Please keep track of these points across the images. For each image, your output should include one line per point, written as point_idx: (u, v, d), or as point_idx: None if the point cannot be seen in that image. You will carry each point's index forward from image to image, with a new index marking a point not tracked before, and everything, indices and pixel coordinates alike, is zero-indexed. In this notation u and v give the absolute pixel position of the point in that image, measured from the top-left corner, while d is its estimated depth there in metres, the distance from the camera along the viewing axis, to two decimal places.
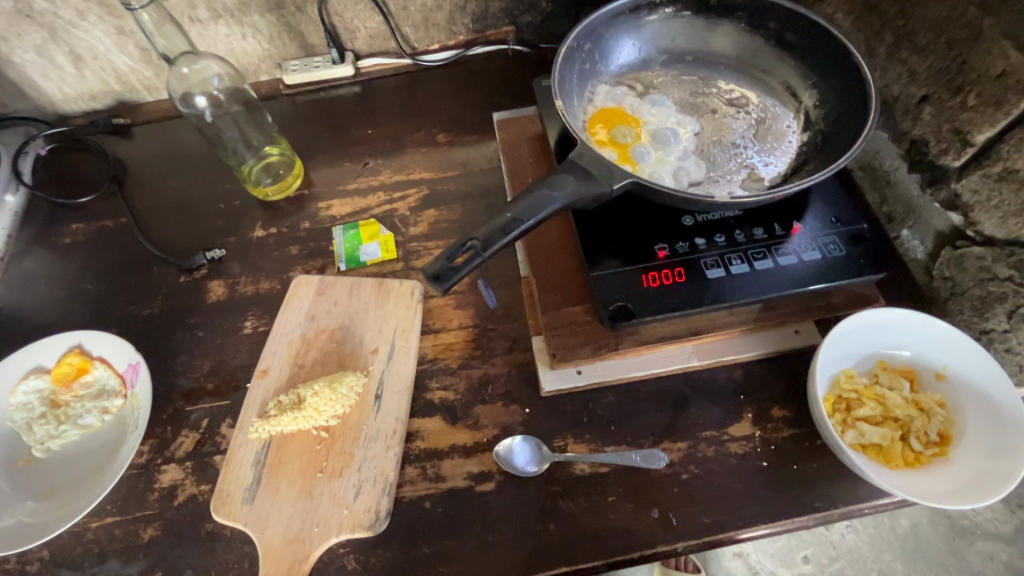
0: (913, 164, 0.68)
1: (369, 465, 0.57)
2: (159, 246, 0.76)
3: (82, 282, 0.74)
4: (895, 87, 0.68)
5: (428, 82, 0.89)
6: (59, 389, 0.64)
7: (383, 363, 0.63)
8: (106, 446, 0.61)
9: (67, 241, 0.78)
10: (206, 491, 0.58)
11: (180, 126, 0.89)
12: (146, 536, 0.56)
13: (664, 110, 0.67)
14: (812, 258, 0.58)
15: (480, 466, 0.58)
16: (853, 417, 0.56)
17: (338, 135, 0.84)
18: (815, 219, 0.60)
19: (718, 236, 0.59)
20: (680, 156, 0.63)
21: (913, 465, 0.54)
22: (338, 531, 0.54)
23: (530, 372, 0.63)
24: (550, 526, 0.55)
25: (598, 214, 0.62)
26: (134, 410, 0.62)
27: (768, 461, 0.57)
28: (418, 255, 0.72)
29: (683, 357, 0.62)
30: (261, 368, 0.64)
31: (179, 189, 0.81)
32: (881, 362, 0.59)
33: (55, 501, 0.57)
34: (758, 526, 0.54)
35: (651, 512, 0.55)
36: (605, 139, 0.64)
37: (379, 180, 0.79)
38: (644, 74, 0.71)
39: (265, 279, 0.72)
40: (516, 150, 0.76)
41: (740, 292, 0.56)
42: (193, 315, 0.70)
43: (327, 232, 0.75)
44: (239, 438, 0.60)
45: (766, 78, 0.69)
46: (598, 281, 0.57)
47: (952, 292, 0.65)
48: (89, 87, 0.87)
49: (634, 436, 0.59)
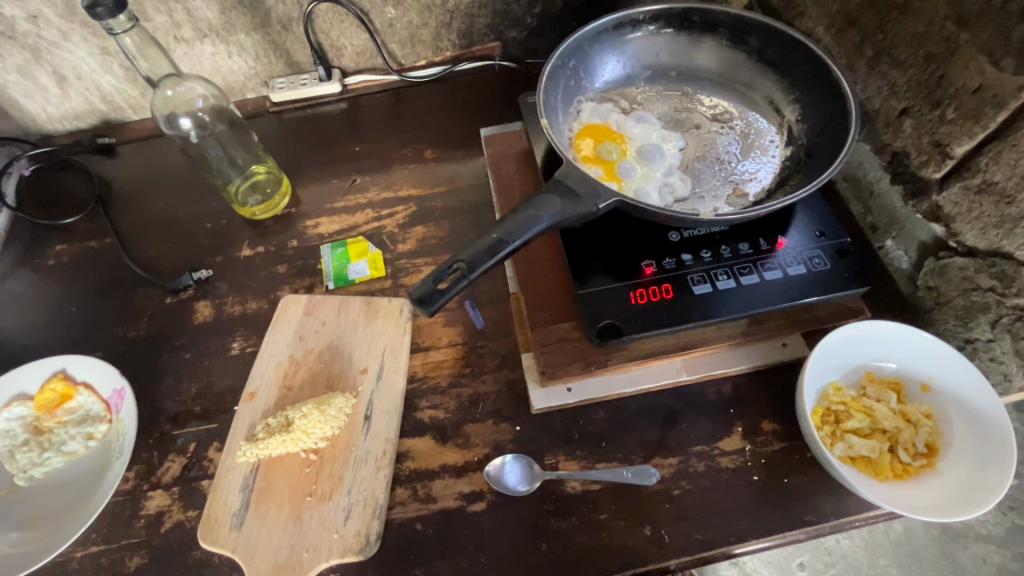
0: (895, 175, 0.69)
1: (359, 487, 0.57)
2: (145, 267, 0.75)
3: (67, 304, 0.73)
4: (876, 99, 0.69)
5: (415, 98, 0.89)
6: (43, 415, 0.63)
7: (372, 383, 0.63)
8: (91, 473, 0.60)
9: (51, 262, 0.77)
10: (193, 517, 0.57)
11: (166, 144, 0.88)
12: (132, 565, 0.55)
13: (649, 126, 0.67)
14: (798, 272, 0.58)
15: (471, 486, 0.58)
16: (842, 429, 0.57)
17: (325, 152, 0.84)
18: (800, 233, 0.61)
19: (704, 252, 0.60)
20: (666, 173, 0.63)
21: (902, 477, 0.54)
22: (327, 556, 0.54)
23: (520, 389, 0.63)
24: (542, 546, 0.54)
25: (586, 231, 0.62)
26: (119, 436, 0.61)
27: (759, 476, 0.57)
28: (407, 272, 0.72)
29: (672, 372, 0.62)
30: (249, 391, 0.63)
31: (165, 208, 0.81)
32: (868, 374, 0.59)
33: (39, 531, 0.56)
34: (750, 541, 0.54)
35: (642, 529, 0.55)
36: (591, 155, 0.65)
37: (367, 197, 0.79)
38: (629, 90, 0.71)
39: (252, 298, 0.71)
40: (504, 166, 0.76)
41: (727, 307, 0.56)
42: (179, 337, 0.69)
43: (315, 250, 0.74)
44: (226, 462, 0.59)
45: (749, 92, 0.69)
46: (586, 298, 0.58)
47: (936, 302, 0.65)
48: (73, 106, 0.86)
49: (625, 453, 0.59)
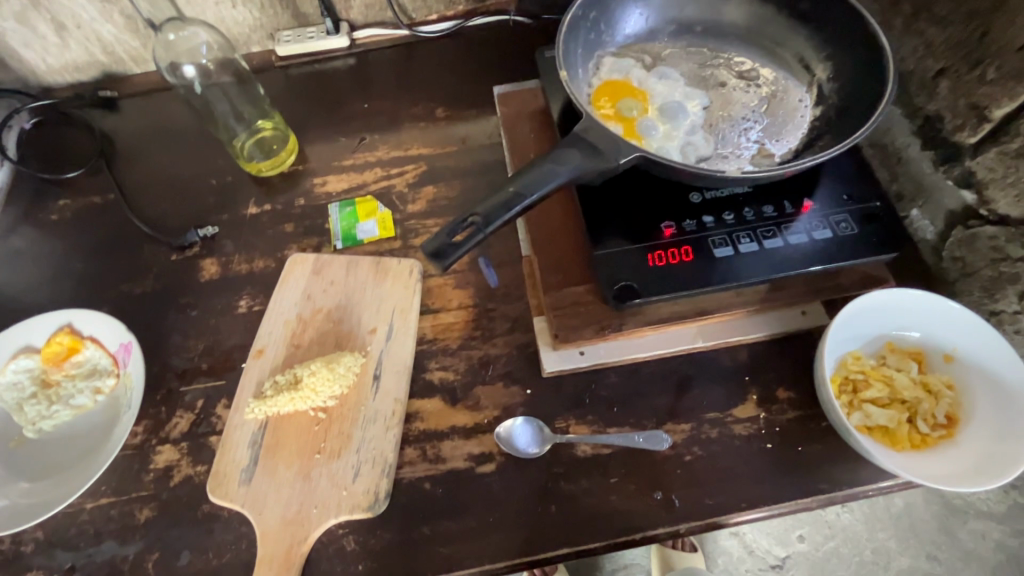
0: (926, 140, 0.65)
1: (368, 446, 0.57)
2: (149, 224, 0.74)
3: (71, 260, 0.72)
4: (911, 60, 0.65)
5: (426, 54, 0.86)
6: (50, 368, 0.62)
7: (381, 343, 0.62)
8: (100, 426, 0.60)
9: (54, 218, 0.76)
10: (202, 472, 0.57)
11: (168, 98, 0.86)
12: (142, 518, 0.56)
13: (672, 82, 0.64)
14: (823, 237, 0.56)
15: (480, 448, 0.57)
16: (860, 399, 0.55)
17: (333, 108, 0.82)
18: (826, 197, 0.59)
19: (726, 214, 0.58)
20: (688, 132, 0.61)
21: (920, 447, 0.53)
22: (336, 512, 0.53)
23: (531, 353, 0.62)
24: (551, 508, 0.54)
25: (604, 190, 0.60)
26: (127, 390, 0.61)
27: (772, 443, 0.56)
28: (417, 233, 0.70)
29: (688, 338, 0.61)
30: (257, 348, 0.62)
31: (169, 164, 0.79)
32: (889, 344, 0.58)
33: (49, 482, 0.56)
34: (762, 507, 0.53)
35: (652, 494, 0.54)
36: (610, 113, 0.62)
37: (376, 156, 0.76)
38: (652, 45, 0.68)
39: (259, 257, 0.70)
40: (517, 125, 0.73)
41: (748, 271, 0.55)
42: (185, 294, 0.68)
43: (323, 209, 0.73)
44: (235, 419, 0.59)
45: (778, 49, 0.66)
46: (602, 260, 0.56)
47: (961, 273, 0.63)
48: (73, 58, 0.84)
49: (637, 418, 0.58)
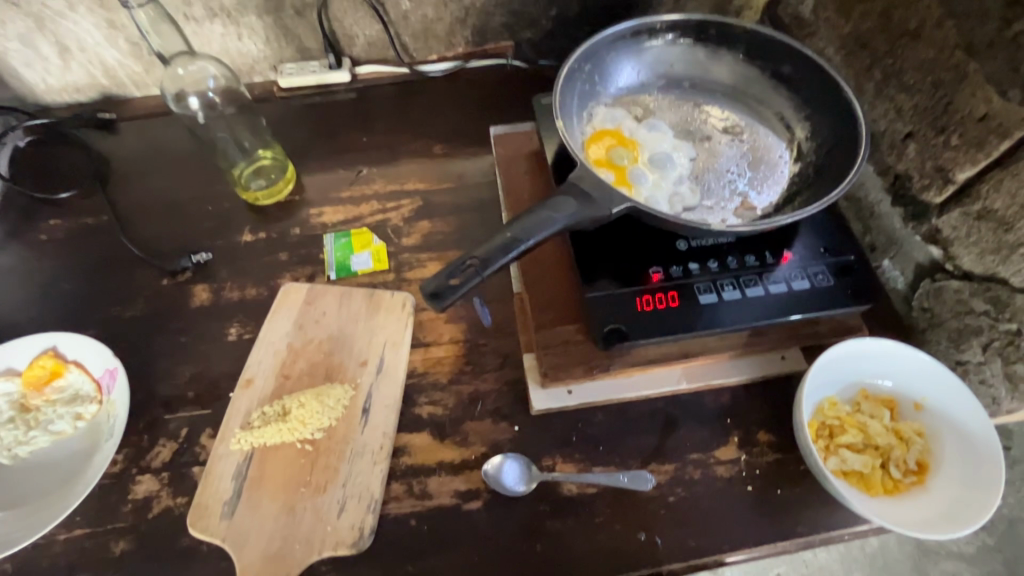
0: (896, 197, 0.70)
1: (355, 481, 0.56)
2: (142, 247, 0.74)
3: (59, 281, 0.72)
4: (882, 122, 0.70)
5: (426, 92, 0.89)
6: (30, 392, 0.61)
7: (371, 375, 0.62)
8: (78, 454, 0.58)
9: (44, 237, 0.76)
10: (183, 504, 0.56)
11: (167, 123, 0.87)
12: (118, 550, 0.54)
13: (661, 133, 0.68)
14: (802, 287, 0.59)
15: (468, 484, 0.57)
16: (836, 444, 0.57)
17: (332, 140, 0.83)
18: (804, 248, 0.62)
19: (711, 262, 0.60)
20: (676, 181, 0.64)
21: (891, 492, 0.55)
22: (320, 548, 0.53)
23: (520, 389, 0.63)
24: (537, 547, 0.54)
25: (596, 234, 0.63)
26: (109, 417, 0.60)
27: (753, 486, 0.58)
28: (411, 266, 0.71)
29: (673, 380, 0.62)
30: (245, 378, 0.62)
31: (165, 188, 0.79)
32: (863, 390, 0.60)
33: (22, 512, 0.55)
34: (742, 549, 0.55)
35: (637, 534, 0.55)
36: (603, 160, 0.65)
37: (373, 189, 0.78)
38: (643, 97, 0.72)
39: (252, 285, 0.70)
40: (513, 165, 0.76)
41: (732, 317, 0.57)
42: (175, 320, 0.68)
43: (318, 239, 0.74)
44: (220, 450, 0.58)
45: (761, 107, 0.70)
46: (593, 301, 0.58)
47: (929, 323, 0.67)
48: (74, 79, 0.85)
49: (622, 457, 0.59)
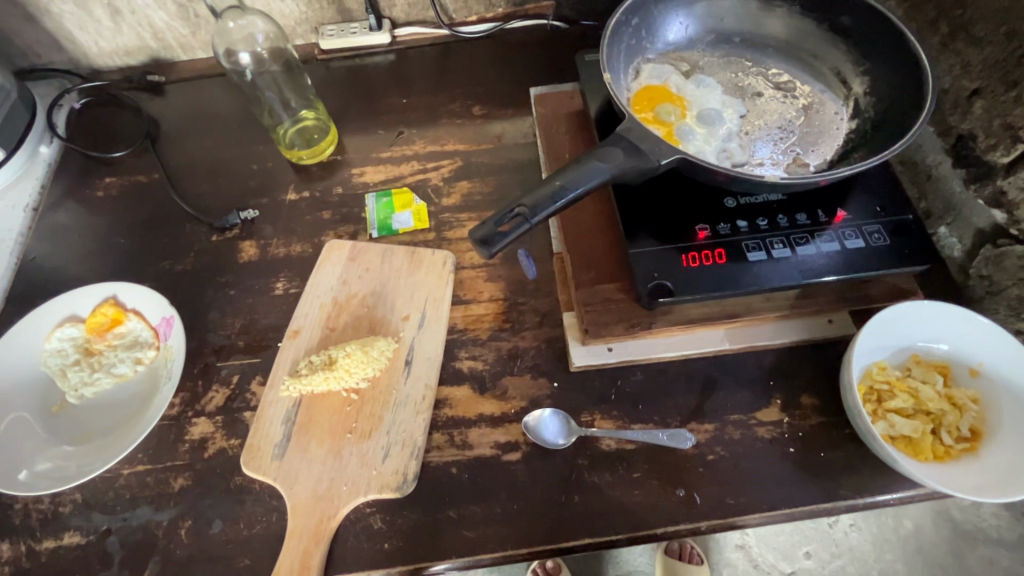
0: (958, 159, 0.66)
1: (398, 429, 0.58)
2: (191, 205, 0.76)
3: (115, 236, 0.75)
4: (947, 79, 0.66)
5: (465, 54, 0.88)
6: (93, 337, 0.65)
7: (413, 329, 0.64)
8: (139, 395, 0.62)
9: (100, 194, 0.79)
10: (236, 445, 0.59)
11: (212, 85, 0.88)
12: (177, 485, 0.57)
13: (711, 89, 0.66)
14: (855, 246, 0.57)
15: (507, 436, 0.58)
16: (884, 408, 0.56)
17: (372, 102, 0.84)
18: (858, 207, 0.60)
19: (760, 220, 0.59)
20: (724, 138, 0.62)
21: (942, 458, 0.54)
22: (366, 490, 0.55)
23: (560, 347, 0.63)
24: (575, 498, 0.55)
25: (640, 191, 0.62)
26: (166, 362, 0.63)
27: (795, 448, 0.57)
28: (450, 226, 0.72)
29: (715, 340, 0.62)
30: (293, 329, 0.64)
31: (212, 148, 0.81)
32: (915, 356, 0.59)
33: (89, 446, 0.59)
34: (782, 510, 0.54)
35: (675, 490, 0.55)
36: (649, 116, 0.63)
37: (413, 150, 0.78)
38: (690, 54, 0.70)
39: (297, 241, 0.72)
40: (554, 125, 0.75)
41: (779, 275, 0.56)
42: (224, 274, 0.70)
43: (360, 198, 0.75)
44: (269, 395, 0.60)
45: (816, 63, 0.67)
46: (635, 257, 0.57)
47: (988, 291, 0.64)
48: (124, 42, 0.86)
49: (662, 416, 0.59)
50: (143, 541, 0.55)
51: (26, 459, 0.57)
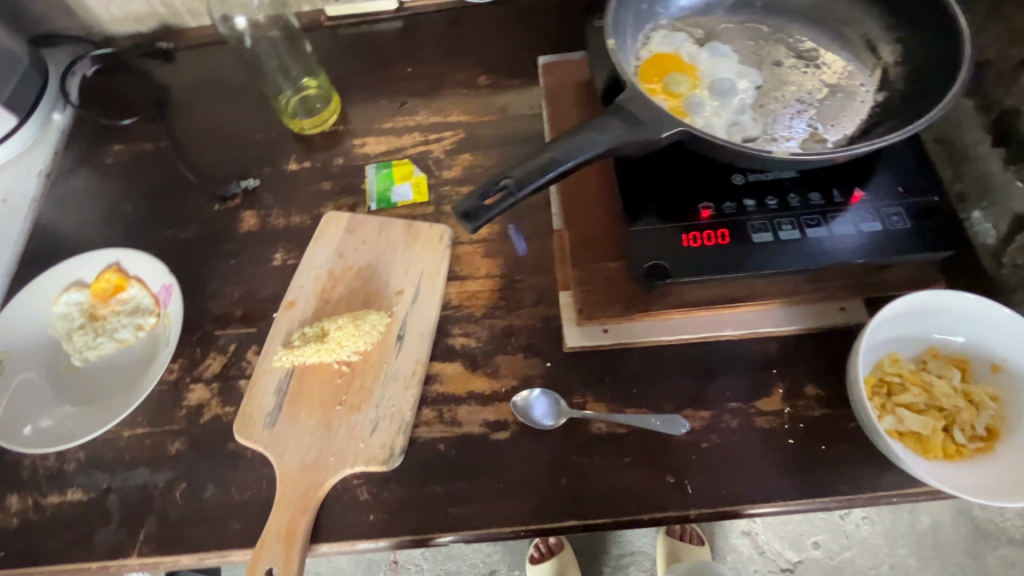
0: (999, 137, 0.61)
1: (387, 403, 0.58)
2: (196, 173, 0.76)
3: (122, 203, 0.76)
4: (992, 50, 0.62)
5: (474, 21, 0.85)
6: (98, 303, 0.66)
7: (407, 304, 0.63)
8: (140, 361, 0.64)
9: (109, 161, 0.79)
10: (231, 413, 0.60)
11: (220, 53, 0.87)
12: (173, 449, 0.59)
13: (726, 57, 0.62)
14: (872, 230, 0.53)
15: (497, 415, 0.58)
16: (894, 402, 0.53)
17: (377, 71, 0.82)
18: (878, 188, 0.55)
19: (769, 199, 0.55)
20: (736, 111, 0.58)
21: (952, 457, 0.51)
22: (353, 462, 0.55)
23: (555, 327, 0.61)
24: (562, 480, 0.54)
25: (644, 166, 0.59)
26: (166, 329, 0.64)
27: (795, 439, 0.55)
28: (450, 200, 0.70)
29: (716, 325, 0.59)
30: (288, 300, 0.64)
31: (217, 116, 0.81)
32: (932, 348, 0.55)
33: (92, 408, 0.61)
34: (777, 502, 0.52)
35: (665, 477, 0.54)
36: (657, 87, 0.60)
37: (415, 121, 0.76)
38: (707, 20, 0.65)
39: (297, 213, 0.71)
40: (560, 97, 0.73)
41: (785, 259, 0.53)
42: (225, 243, 0.70)
43: (360, 169, 0.73)
44: (263, 365, 0.61)
45: (844, 29, 0.63)
46: (634, 236, 0.55)
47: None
48: (133, 8, 0.86)
49: (656, 401, 0.57)
50: (141, 501, 0.57)
51: (32, 417, 0.60)
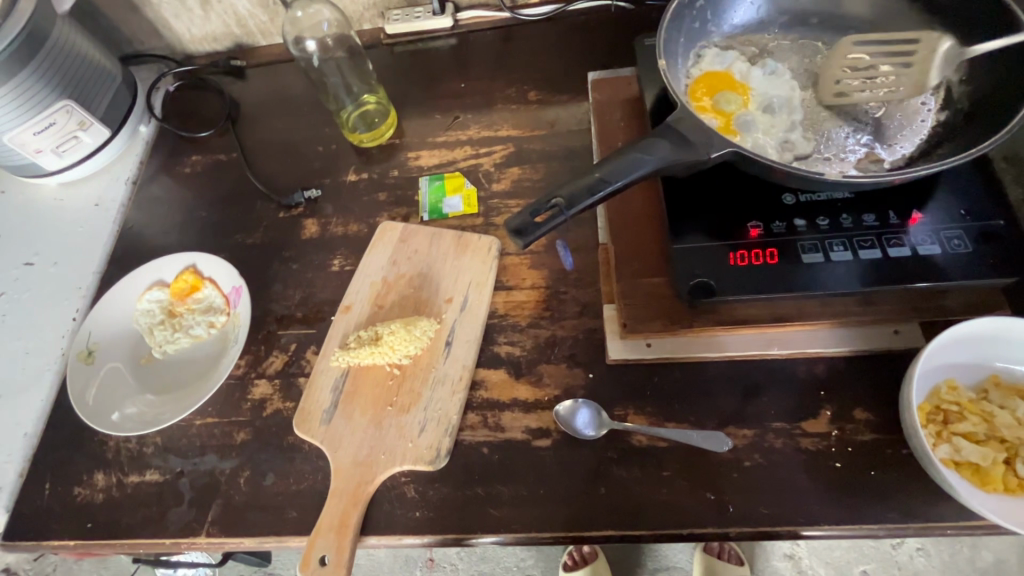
0: None
1: (434, 406, 0.61)
2: (264, 182, 0.82)
3: (198, 209, 0.82)
4: None
5: (526, 38, 0.87)
6: (176, 301, 0.72)
7: (456, 311, 0.66)
8: (212, 356, 0.69)
9: (187, 170, 0.86)
10: (290, 407, 0.64)
11: (287, 69, 0.94)
12: (239, 439, 0.64)
13: (780, 76, 0.62)
14: (929, 253, 0.52)
15: (539, 423, 0.59)
16: (951, 431, 0.52)
17: (431, 87, 0.85)
18: (938, 210, 0.54)
19: (821, 219, 0.55)
20: (788, 128, 0.58)
21: (1014, 491, 0.48)
22: (401, 460, 0.58)
23: (598, 339, 0.63)
24: (601, 489, 0.56)
25: (693, 184, 0.59)
26: (235, 327, 0.70)
27: (842, 463, 0.54)
28: (498, 212, 0.73)
29: (762, 344, 0.59)
30: (345, 304, 0.68)
31: (284, 129, 0.87)
32: (993, 377, 0.53)
33: (169, 397, 0.67)
34: (822, 526, 0.51)
35: (706, 494, 0.54)
36: (707, 105, 0.61)
37: (467, 135, 0.79)
38: (760, 37, 0.66)
39: (354, 221, 0.76)
40: (608, 113, 0.74)
41: (834, 280, 0.52)
42: (288, 249, 0.75)
43: (414, 182, 0.77)
44: (321, 364, 0.65)
45: None
46: (680, 253, 0.55)
47: None
48: (212, 29, 0.93)
49: (698, 417, 0.57)
50: (209, 484, 0.62)
51: (119, 403, 0.66)
